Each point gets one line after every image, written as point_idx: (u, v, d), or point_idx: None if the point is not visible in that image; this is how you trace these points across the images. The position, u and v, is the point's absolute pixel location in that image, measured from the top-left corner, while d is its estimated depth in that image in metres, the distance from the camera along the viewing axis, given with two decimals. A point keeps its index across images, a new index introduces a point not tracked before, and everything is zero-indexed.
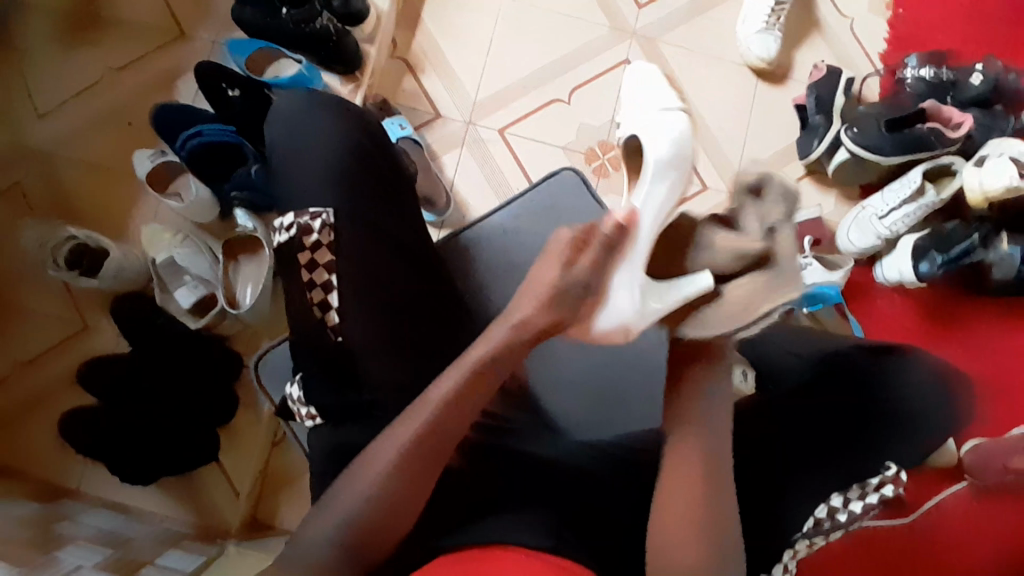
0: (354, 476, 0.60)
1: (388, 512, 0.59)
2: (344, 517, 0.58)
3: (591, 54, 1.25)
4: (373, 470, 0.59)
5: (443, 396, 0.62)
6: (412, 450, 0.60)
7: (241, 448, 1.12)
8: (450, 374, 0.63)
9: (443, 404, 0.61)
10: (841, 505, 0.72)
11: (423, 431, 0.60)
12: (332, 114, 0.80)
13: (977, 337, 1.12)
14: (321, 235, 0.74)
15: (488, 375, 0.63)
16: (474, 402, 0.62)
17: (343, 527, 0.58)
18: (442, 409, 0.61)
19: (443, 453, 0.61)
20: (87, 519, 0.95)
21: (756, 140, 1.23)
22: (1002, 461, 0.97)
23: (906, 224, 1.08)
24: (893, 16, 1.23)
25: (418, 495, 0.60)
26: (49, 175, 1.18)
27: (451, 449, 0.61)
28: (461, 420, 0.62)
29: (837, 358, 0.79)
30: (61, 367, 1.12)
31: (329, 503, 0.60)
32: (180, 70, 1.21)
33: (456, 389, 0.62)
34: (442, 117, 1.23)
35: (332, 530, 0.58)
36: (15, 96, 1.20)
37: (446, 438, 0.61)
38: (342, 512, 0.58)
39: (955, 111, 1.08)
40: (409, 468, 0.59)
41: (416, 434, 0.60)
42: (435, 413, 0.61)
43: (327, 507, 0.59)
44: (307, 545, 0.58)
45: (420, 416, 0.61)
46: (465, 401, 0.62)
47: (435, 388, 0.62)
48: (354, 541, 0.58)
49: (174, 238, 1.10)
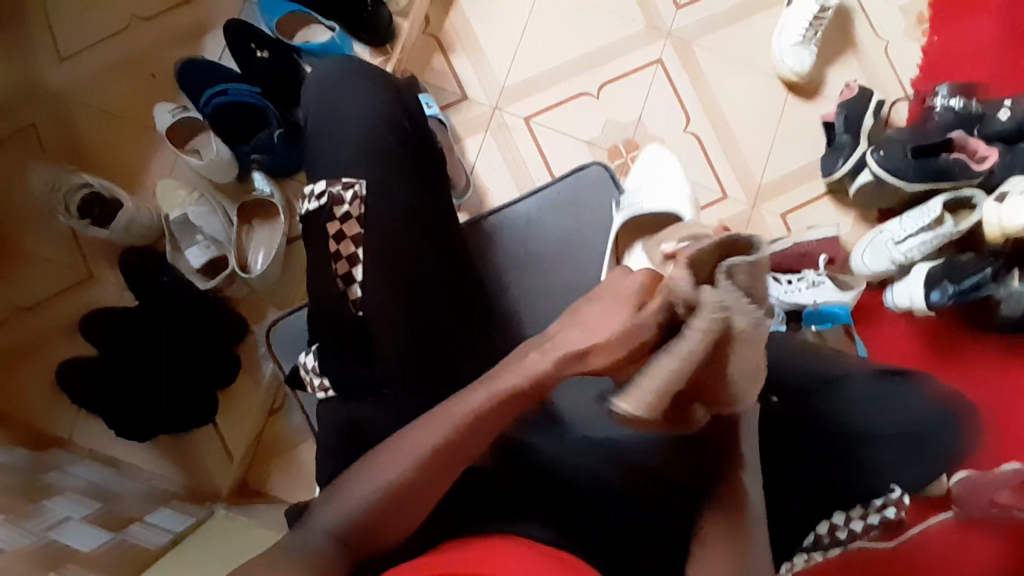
0: (365, 471, 0.59)
1: (395, 512, 0.57)
2: (355, 507, 0.57)
3: (624, 51, 1.24)
4: (386, 470, 0.58)
5: (473, 414, 0.57)
6: (434, 453, 0.57)
7: (237, 413, 1.10)
8: (477, 393, 0.58)
9: (469, 420, 0.58)
10: (842, 524, 0.74)
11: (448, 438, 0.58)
12: (374, 85, 0.79)
13: (978, 370, 1.13)
14: (351, 207, 0.74)
15: (523, 398, 0.58)
16: (504, 421, 0.58)
17: (349, 519, 0.57)
18: (464, 423, 0.57)
19: (464, 461, 0.58)
20: (76, 470, 0.94)
21: (781, 153, 1.23)
22: (989, 495, 1.02)
23: (921, 252, 1.09)
24: (928, 43, 1.23)
25: (433, 491, 0.58)
26: (66, 120, 1.15)
27: (474, 455, 0.59)
28: (490, 433, 0.58)
29: (843, 380, 0.78)
30: (61, 316, 1.11)
31: (339, 497, 0.58)
32: (209, 24, 1.18)
33: (481, 411, 0.58)
34: (468, 100, 1.22)
35: (336, 524, 0.57)
36: (39, 37, 1.17)
37: (469, 450, 0.58)
38: (352, 503, 0.58)
39: (981, 144, 1.08)
40: (428, 471, 0.57)
41: (438, 438, 0.58)
42: (457, 427, 0.57)
43: (335, 498, 0.59)
44: (310, 537, 0.56)
45: (444, 424, 0.58)
46: (489, 422, 0.57)
47: (459, 403, 0.58)
48: (359, 533, 0.57)
49: (189, 195, 1.08)
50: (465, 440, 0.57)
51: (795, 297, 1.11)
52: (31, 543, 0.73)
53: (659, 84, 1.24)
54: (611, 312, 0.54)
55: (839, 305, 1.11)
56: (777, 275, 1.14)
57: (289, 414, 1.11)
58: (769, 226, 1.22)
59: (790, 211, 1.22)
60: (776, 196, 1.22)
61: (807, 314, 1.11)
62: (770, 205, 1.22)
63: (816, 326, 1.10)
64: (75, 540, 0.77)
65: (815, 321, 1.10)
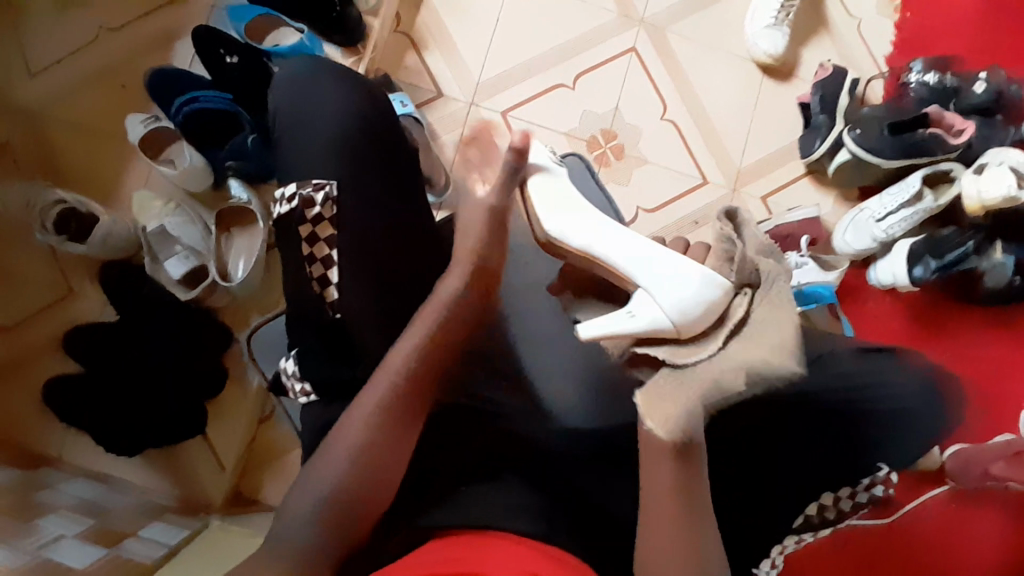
0: (329, 451, 0.60)
1: (363, 486, 0.59)
2: (326, 488, 0.58)
3: (597, 40, 1.24)
4: (345, 442, 0.60)
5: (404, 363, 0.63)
6: (382, 418, 0.61)
7: (226, 422, 1.10)
8: (416, 326, 0.66)
9: (415, 362, 0.64)
10: (832, 503, 0.77)
11: (387, 397, 0.62)
12: (341, 82, 0.78)
13: (963, 344, 1.14)
14: (323, 209, 0.73)
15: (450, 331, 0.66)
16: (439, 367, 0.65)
17: (323, 504, 0.58)
18: (401, 376, 0.63)
19: (413, 418, 0.63)
20: (68, 487, 0.94)
21: (758, 135, 1.23)
22: (983, 468, 1.01)
23: (903, 228, 1.08)
24: (900, 19, 1.23)
25: (394, 464, 0.61)
26: (37, 136, 1.14)
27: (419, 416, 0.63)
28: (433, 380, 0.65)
29: (829, 355, 0.75)
30: (43, 333, 1.10)
31: (312, 471, 0.60)
32: (177, 33, 1.18)
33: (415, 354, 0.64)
34: (443, 97, 1.22)
35: (315, 505, 0.58)
36: (5, 53, 1.16)
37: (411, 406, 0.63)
38: (321, 483, 0.59)
39: (957, 117, 1.08)
40: (379, 434, 0.60)
41: (380, 400, 0.62)
42: (396, 380, 0.63)
43: (309, 477, 0.59)
44: (290, 528, 0.57)
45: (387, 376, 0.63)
46: (425, 369, 0.64)
47: (393, 355, 0.64)
48: (337, 516, 0.58)
49: (165, 207, 1.09)
50: (402, 390, 0.62)
51: None
52: (25, 562, 0.73)
53: (634, 72, 1.24)
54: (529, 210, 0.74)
55: (824, 286, 1.09)
56: None
57: (279, 421, 1.12)
58: (750, 209, 1.22)
59: (771, 193, 1.22)
60: (758, 178, 1.22)
61: (791, 295, 1.09)
62: (752, 188, 1.22)
63: (801, 306, 1.08)
64: (69, 558, 0.77)
65: (799, 302, 1.08)
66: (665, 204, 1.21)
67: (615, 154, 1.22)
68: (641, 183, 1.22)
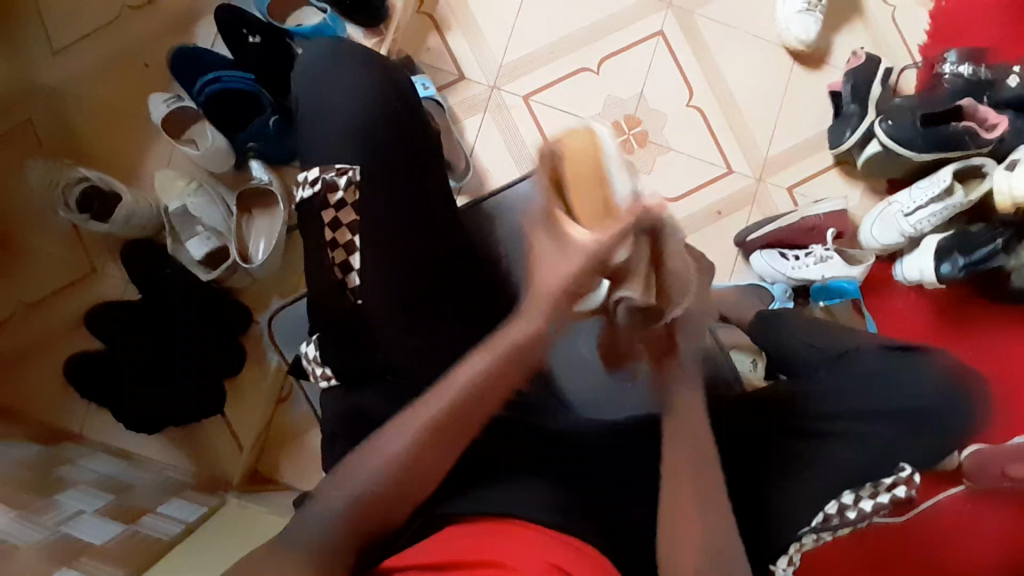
0: (367, 454, 0.57)
1: (397, 492, 0.56)
2: (360, 488, 0.56)
3: (624, 23, 1.21)
4: (385, 453, 0.57)
5: (470, 373, 0.59)
6: (433, 430, 0.57)
7: (245, 402, 1.11)
8: (479, 357, 0.60)
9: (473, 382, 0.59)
10: (852, 503, 0.71)
11: (447, 409, 0.58)
12: (363, 64, 0.77)
13: (987, 342, 1.12)
14: (345, 193, 0.73)
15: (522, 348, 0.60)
16: (508, 380, 0.59)
17: (350, 504, 0.55)
18: (472, 382, 0.59)
19: (462, 436, 0.58)
20: (89, 463, 0.95)
21: (786, 124, 1.21)
22: (1001, 468, 1.00)
23: (931, 224, 1.06)
24: (936, 7, 1.19)
25: (441, 459, 0.58)
26: (60, 114, 1.15)
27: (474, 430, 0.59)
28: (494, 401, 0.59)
29: (851, 354, 0.79)
30: (67, 311, 1.11)
31: (344, 470, 0.57)
32: (199, 11, 1.17)
33: (487, 370, 0.59)
34: (465, 80, 1.20)
35: (341, 508, 0.55)
36: (29, 31, 1.16)
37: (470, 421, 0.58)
38: (356, 486, 0.56)
39: (991, 112, 1.05)
40: (431, 448, 0.57)
41: (436, 413, 0.58)
42: (460, 394, 0.58)
43: (342, 475, 0.57)
44: (314, 525, 0.55)
45: (444, 396, 0.58)
46: (494, 386, 0.59)
47: (456, 373, 0.60)
48: (365, 517, 0.55)
49: (187, 186, 1.08)
50: (463, 410, 0.58)
51: (803, 274, 1.10)
52: (44, 538, 0.74)
53: (660, 57, 1.21)
54: (588, 230, 0.61)
55: (849, 280, 1.09)
56: (784, 252, 1.13)
57: (296, 403, 1.11)
58: (776, 201, 1.20)
59: (797, 184, 1.20)
60: (784, 169, 1.20)
61: (814, 290, 1.10)
62: (777, 178, 1.20)
63: (824, 301, 1.10)
64: (88, 533, 0.78)
65: (822, 297, 1.10)
66: (688, 194, 1.20)
67: (638, 141, 1.20)
68: (665, 171, 1.20)
